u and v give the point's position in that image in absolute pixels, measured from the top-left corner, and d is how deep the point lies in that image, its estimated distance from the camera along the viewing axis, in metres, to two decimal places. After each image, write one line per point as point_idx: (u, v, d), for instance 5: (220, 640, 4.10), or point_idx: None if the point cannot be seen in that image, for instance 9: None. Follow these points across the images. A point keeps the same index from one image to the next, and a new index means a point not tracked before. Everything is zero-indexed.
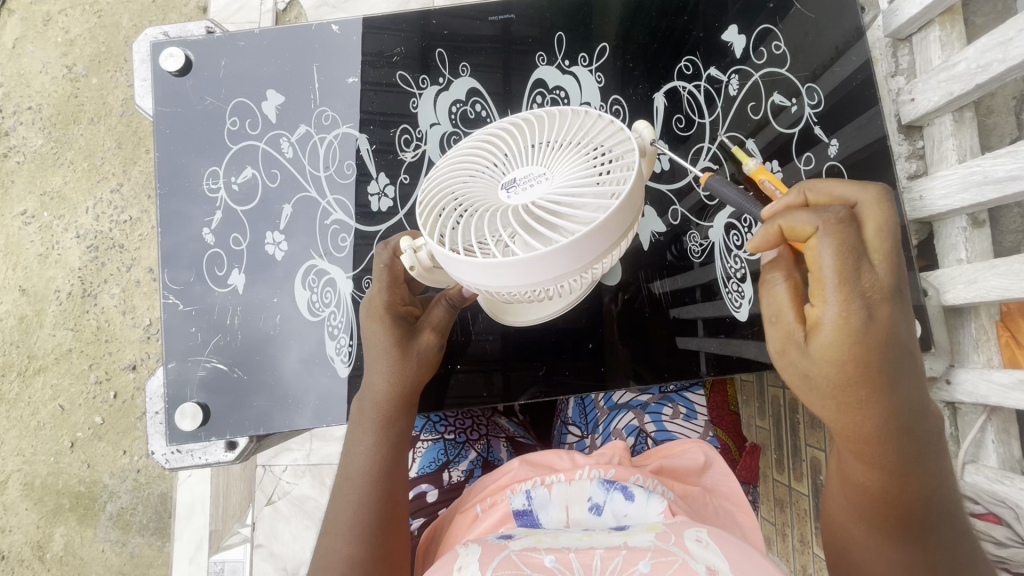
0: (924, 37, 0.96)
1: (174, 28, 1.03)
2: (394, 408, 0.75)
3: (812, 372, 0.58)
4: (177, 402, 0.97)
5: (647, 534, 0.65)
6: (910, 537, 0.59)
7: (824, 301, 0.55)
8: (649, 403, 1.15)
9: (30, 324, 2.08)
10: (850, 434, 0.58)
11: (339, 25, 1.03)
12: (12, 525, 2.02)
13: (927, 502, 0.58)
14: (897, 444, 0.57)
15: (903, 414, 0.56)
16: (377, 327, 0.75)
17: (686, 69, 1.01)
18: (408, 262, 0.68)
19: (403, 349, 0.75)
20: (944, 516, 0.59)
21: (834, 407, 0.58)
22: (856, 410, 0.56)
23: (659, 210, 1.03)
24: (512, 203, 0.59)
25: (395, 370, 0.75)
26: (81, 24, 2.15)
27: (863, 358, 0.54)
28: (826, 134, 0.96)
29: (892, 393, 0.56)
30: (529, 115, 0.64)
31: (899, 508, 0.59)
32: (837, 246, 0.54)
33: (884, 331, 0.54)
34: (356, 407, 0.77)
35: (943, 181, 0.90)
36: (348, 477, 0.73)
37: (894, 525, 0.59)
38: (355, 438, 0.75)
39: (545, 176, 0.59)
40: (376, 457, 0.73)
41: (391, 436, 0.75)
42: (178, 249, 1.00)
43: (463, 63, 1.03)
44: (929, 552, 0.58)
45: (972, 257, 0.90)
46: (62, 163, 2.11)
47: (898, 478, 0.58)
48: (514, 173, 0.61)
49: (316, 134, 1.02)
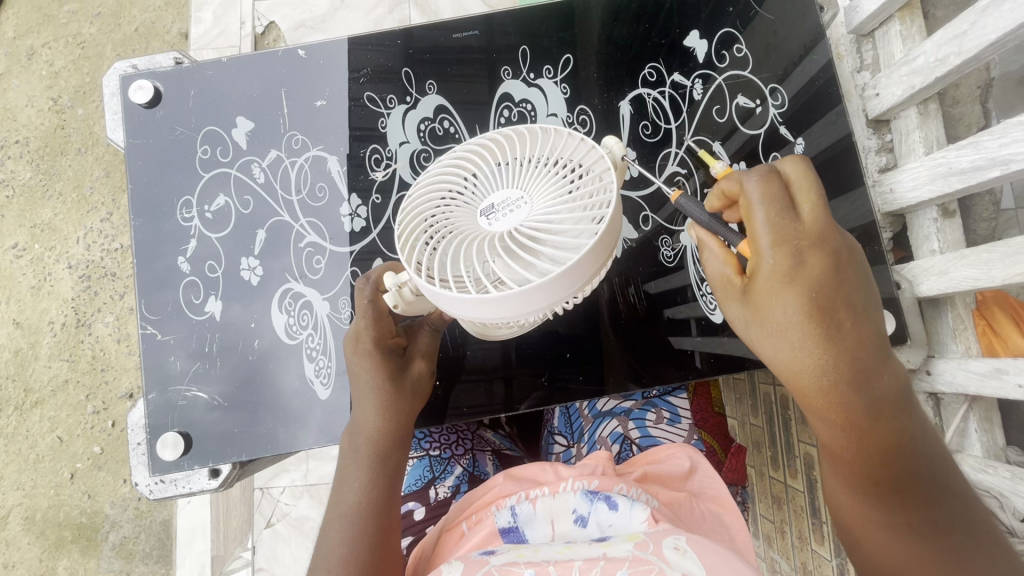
0: (885, 32, 0.96)
1: (142, 60, 1.04)
2: (387, 443, 0.73)
3: (768, 324, 0.58)
4: (159, 432, 0.97)
5: (626, 544, 0.65)
6: (898, 502, 0.58)
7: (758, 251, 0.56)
8: (633, 409, 1.15)
9: (25, 357, 2.08)
10: (798, 387, 0.58)
11: (306, 49, 1.04)
12: (14, 561, 2.01)
13: (903, 462, 0.58)
14: (857, 399, 0.56)
15: (873, 364, 0.56)
16: (365, 359, 0.73)
17: (651, 76, 1.02)
18: (393, 302, 0.68)
19: (394, 379, 0.74)
20: (924, 478, 0.58)
21: (780, 359, 0.58)
22: (800, 361, 0.56)
23: (631, 217, 1.03)
24: (497, 230, 0.59)
25: (386, 403, 0.73)
26: (66, 56, 2.17)
27: (806, 304, 0.55)
28: (792, 134, 0.97)
29: (857, 340, 0.55)
30: (496, 137, 0.64)
31: (883, 472, 0.58)
32: (764, 196, 0.55)
33: (825, 275, 0.55)
34: (348, 442, 0.75)
35: (910, 174, 0.91)
36: (340, 511, 0.71)
37: (877, 490, 0.59)
38: (346, 474, 0.73)
39: (524, 200, 0.59)
40: (371, 492, 0.71)
41: (385, 469, 0.73)
42: (156, 279, 1.01)
43: (430, 80, 1.04)
44: (912, 518, 0.58)
45: (944, 247, 0.90)
46: (51, 195, 2.12)
47: (862, 435, 0.57)
48: (490, 198, 0.61)
49: (287, 159, 1.03)
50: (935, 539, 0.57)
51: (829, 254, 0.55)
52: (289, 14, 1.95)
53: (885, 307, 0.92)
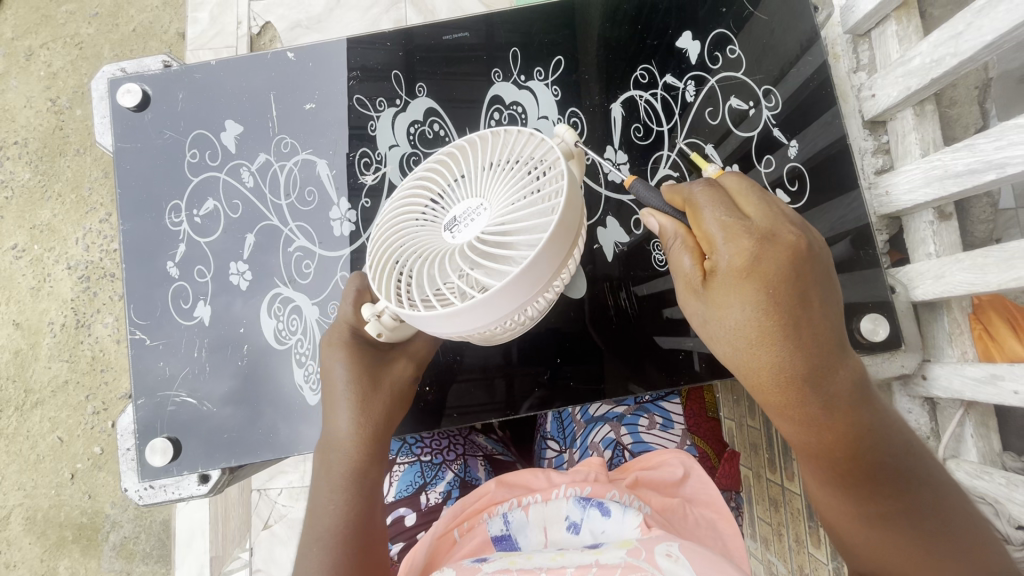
0: (881, 32, 0.95)
1: (131, 63, 1.03)
2: (361, 455, 0.72)
3: (725, 323, 0.57)
4: (149, 438, 0.96)
5: (618, 551, 0.64)
6: (868, 495, 0.58)
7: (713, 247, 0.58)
8: (625, 415, 1.14)
9: (25, 357, 2.08)
10: (760, 387, 0.58)
11: (295, 52, 1.03)
12: (15, 560, 2.01)
13: (873, 455, 0.57)
14: (817, 396, 0.56)
15: (830, 360, 0.56)
16: (342, 364, 0.73)
17: (643, 78, 1.01)
18: (375, 330, 0.69)
19: (370, 383, 0.73)
20: (893, 469, 0.58)
21: (739, 358, 0.57)
22: (760, 359, 0.56)
23: (623, 221, 1.02)
24: (462, 242, 0.57)
25: (362, 411, 0.73)
26: (63, 57, 2.17)
27: (761, 301, 0.55)
28: (786, 136, 0.96)
29: (813, 338, 0.55)
30: (445, 152, 0.64)
31: (852, 466, 0.57)
32: (713, 199, 0.59)
33: (777, 271, 0.55)
34: (321, 457, 0.74)
35: (906, 176, 0.90)
36: (319, 534, 0.70)
37: (849, 485, 0.58)
38: (322, 495, 0.72)
39: (484, 207, 0.58)
40: (350, 513, 0.71)
41: (362, 484, 0.72)
42: (145, 284, 1.01)
43: (420, 83, 1.03)
44: (884, 509, 0.58)
45: (941, 250, 0.89)
46: (49, 196, 2.12)
47: (827, 432, 0.57)
48: (452, 212, 0.60)
49: (276, 162, 1.02)
50: (910, 528, 0.57)
51: (781, 252, 0.56)
52: (285, 15, 1.95)
53: (880, 311, 0.91)
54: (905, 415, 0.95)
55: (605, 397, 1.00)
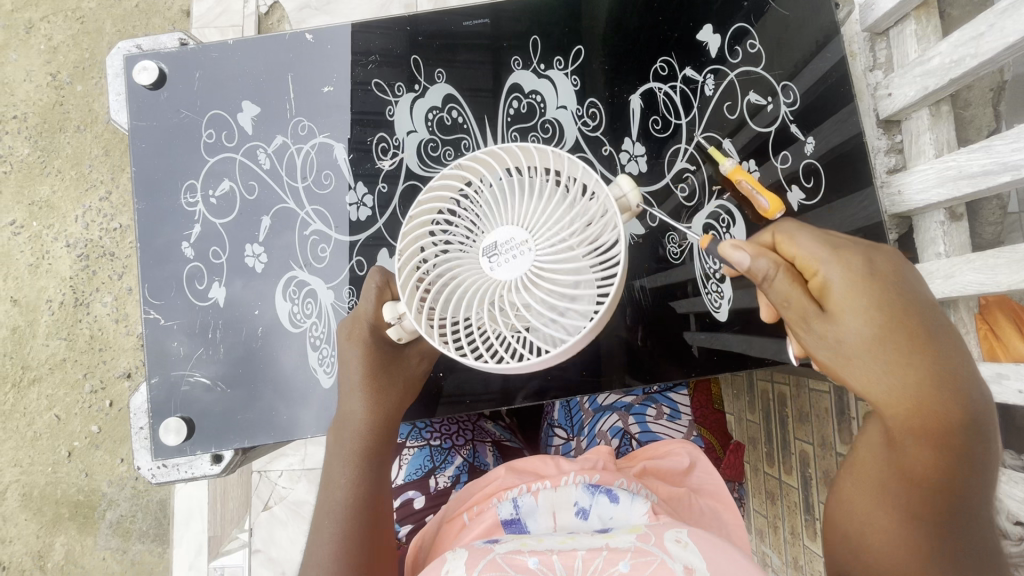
0: (900, 31, 0.96)
1: (147, 40, 1.02)
2: (373, 437, 0.74)
3: (798, 290, 0.56)
4: (162, 417, 0.97)
5: (628, 536, 0.66)
6: (932, 503, 0.53)
7: (824, 281, 0.56)
8: (634, 404, 1.17)
9: (23, 334, 2.07)
10: (842, 348, 0.54)
11: (313, 33, 1.02)
12: (12, 536, 2.02)
13: (961, 462, 0.52)
14: (913, 369, 0.52)
15: (934, 345, 0.52)
16: (359, 354, 0.74)
17: (663, 70, 1.01)
18: (397, 335, 0.70)
19: (387, 373, 0.75)
20: (967, 495, 0.52)
21: (829, 318, 0.55)
22: (849, 318, 0.54)
23: (638, 213, 1.02)
24: (505, 277, 0.59)
25: (374, 397, 0.74)
26: (64, 31, 2.13)
27: (851, 271, 0.55)
28: (803, 132, 0.96)
29: (914, 318, 0.53)
30: (471, 161, 0.63)
31: (935, 463, 0.52)
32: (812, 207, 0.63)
33: (884, 261, 0.56)
34: (335, 433, 0.76)
35: (920, 176, 0.90)
36: (330, 509, 0.71)
37: (911, 482, 0.53)
38: (333, 471, 0.73)
39: (526, 241, 0.59)
40: (359, 488, 0.72)
41: (372, 462, 0.73)
42: (160, 263, 1.00)
43: (439, 69, 1.03)
44: (940, 525, 0.52)
45: (950, 250, 0.90)
46: (49, 172, 2.10)
47: (914, 412, 0.52)
48: (490, 239, 0.60)
49: (293, 145, 1.02)
50: (955, 560, 0.51)
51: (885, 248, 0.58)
52: None
53: None
54: None
55: (610, 390, 1.00)
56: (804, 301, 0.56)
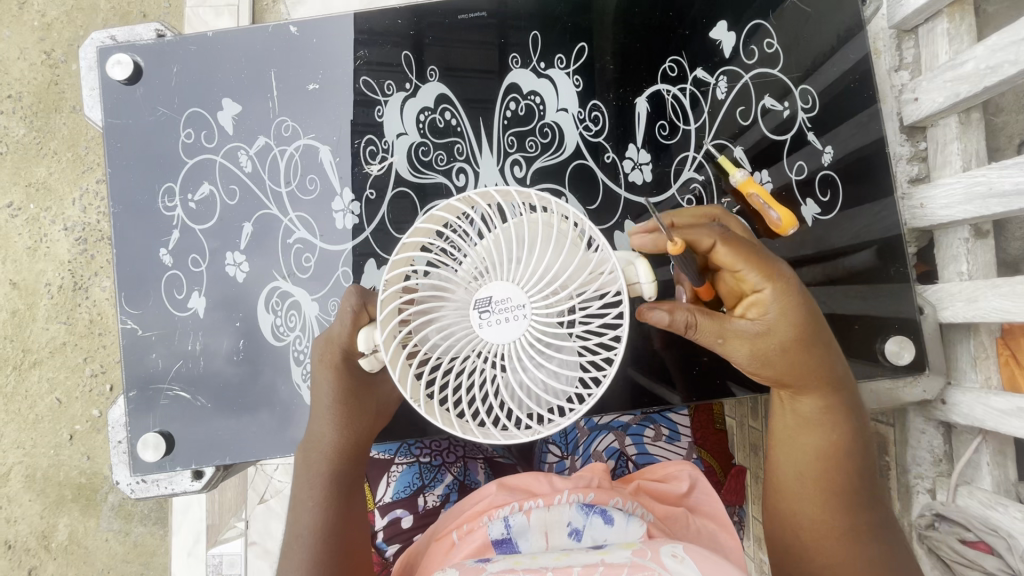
0: (930, 29, 0.89)
1: (122, 31, 0.95)
2: (344, 460, 0.72)
3: (774, 310, 0.61)
4: (140, 432, 0.93)
5: (623, 551, 0.62)
6: (830, 468, 0.69)
7: (764, 310, 0.62)
8: (630, 425, 1.11)
9: (22, 318, 2.04)
10: (785, 349, 0.63)
11: (298, 25, 0.96)
12: (16, 516, 2.03)
13: (845, 432, 0.68)
14: (813, 367, 0.65)
15: (825, 351, 0.64)
16: (329, 381, 0.70)
17: (671, 71, 0.94)
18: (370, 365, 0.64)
19: (355, 400, 0.72)
20: (857, 452, 0.69)
21: (778, 331, 0.62)
22: (784, 331, 0.62)
23: (641, 225, 0.94)
24: (492, 340, 0.54)
25: (343, 421, 0.71)
26: (58, 8, 2.06)
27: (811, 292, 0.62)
28: (820, 141, 0.92)
29: (818, 335, 0.62)
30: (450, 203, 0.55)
31: (831, 439, 0.68)
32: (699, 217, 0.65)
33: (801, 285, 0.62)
34: (302, 457, 0.73)
35: (945, 190, 0.85)
36: (296, 533, 0.70)
37: (825, 455, 0.68)
38: (302, 498, 0.71)
39: (518, 303, 0.54)
40: (325, 517, 0.70)
41: (341, 487, 0.72)
42: (136, 271, 0.96)
43: (432, 66, 0.97)
44: (838, 481, 0.69)
45: (973, 270, 0.85)
46: (45, 154, 2.04)
47: (815, 399, 0.67)
48: (479, 297, 0.55)
49: (276, 146, 0.96)
50: (845, 502, 0.69)
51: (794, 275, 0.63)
52: None
53: (906, 334, 0.88)
54: (919, 435, 0.93)
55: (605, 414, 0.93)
56: (750, 334, 0.62)
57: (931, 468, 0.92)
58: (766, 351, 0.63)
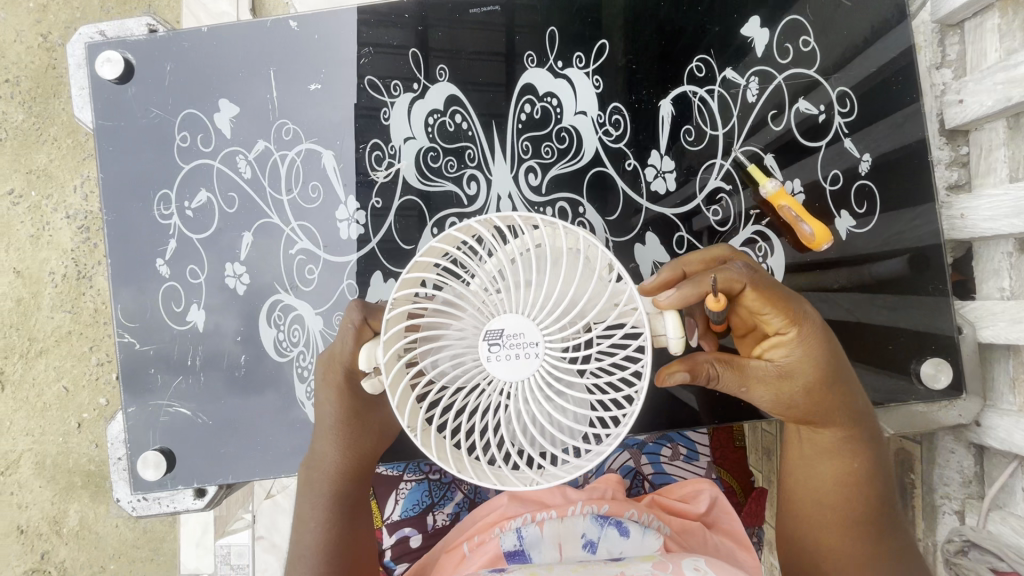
0: (979, 25, 0.82)
1: (112, 26, 0.90)
2: (346, 477, 0.69)
3: (794, 346, 0.58)
4: (140, 450, 0.91)
5: (643, 565, 0.60)
6: (856, 503, 0.64)
7: (788, 349, 0.58)
8: (646, 442, 1.07)
9: (27, 306, 1.90)
10: (806, 386, 0.59)
11: (298, 20, 0.90)
12: (27, 502, 1.90)
13: (867, 463, 0.64)
14: (834, 400, 0.61)
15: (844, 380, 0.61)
16: (331, 402, 0.66)
17: (698, 71, 0.89)
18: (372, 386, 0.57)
19: (358, 421, 0.67)
20: (883, 483, 0.65)
21: (797, 366, 0.58)
22: (806, 365, 0.58)
23: (663, 237, 0.89)
24: (502, 376, 0.48)
25: (345, 439, 0.67)
26: None
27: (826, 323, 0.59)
28: (859, 150, 0.86)
29: (832, 364, 0.59)
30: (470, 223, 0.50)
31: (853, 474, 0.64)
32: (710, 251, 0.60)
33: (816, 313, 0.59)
34: (304, 472, 0.70)
35: (990, 201, 0.79)
36: (299, 555, 0.67)
37: (849, 489, 0.64)
38: (304, 514, 0.68)
39: (534, 340, 0.48)
40: (329, 535, 0.67)
41: (344, 503, 0.69)
42: (132, 282, 0.92)
43: (441, 66, 0.91)
44: (865, 516, 0.64)
45: (1015, 287, 0.81)
46: (44, 140, 1.89)
47: (832, 432, 0.63)
48: (491, 328, 0.49)
49: (276, 151, 0.92)
50: (874, 536, 0.65)
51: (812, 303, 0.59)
52: None
53: (943, 355, 0.84)
54: (948, 455, 0.91)
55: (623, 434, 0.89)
56: (770, 371, 0.58)
57: (960, 489, 0.90)
58: (789, 387, 0.59)
